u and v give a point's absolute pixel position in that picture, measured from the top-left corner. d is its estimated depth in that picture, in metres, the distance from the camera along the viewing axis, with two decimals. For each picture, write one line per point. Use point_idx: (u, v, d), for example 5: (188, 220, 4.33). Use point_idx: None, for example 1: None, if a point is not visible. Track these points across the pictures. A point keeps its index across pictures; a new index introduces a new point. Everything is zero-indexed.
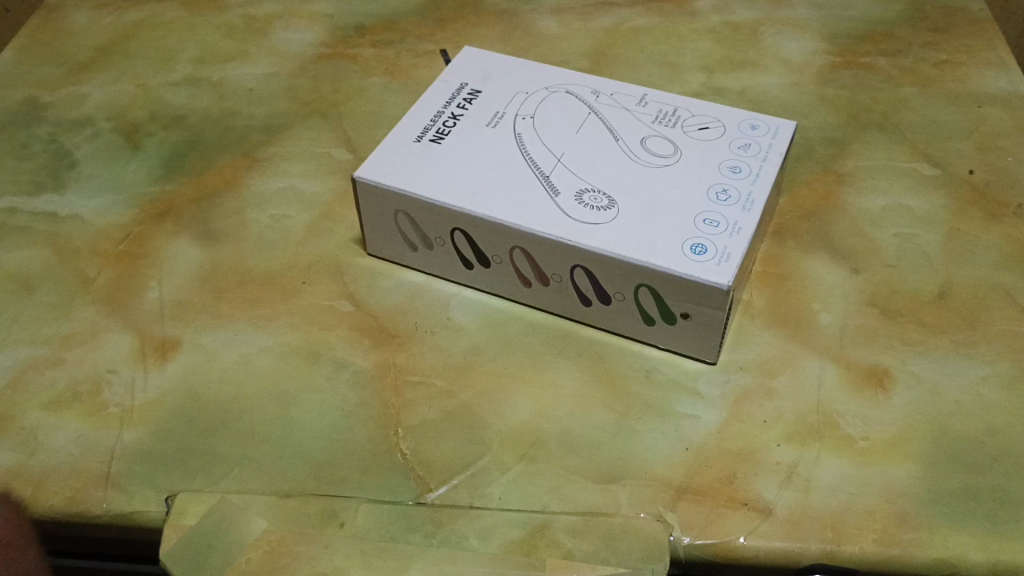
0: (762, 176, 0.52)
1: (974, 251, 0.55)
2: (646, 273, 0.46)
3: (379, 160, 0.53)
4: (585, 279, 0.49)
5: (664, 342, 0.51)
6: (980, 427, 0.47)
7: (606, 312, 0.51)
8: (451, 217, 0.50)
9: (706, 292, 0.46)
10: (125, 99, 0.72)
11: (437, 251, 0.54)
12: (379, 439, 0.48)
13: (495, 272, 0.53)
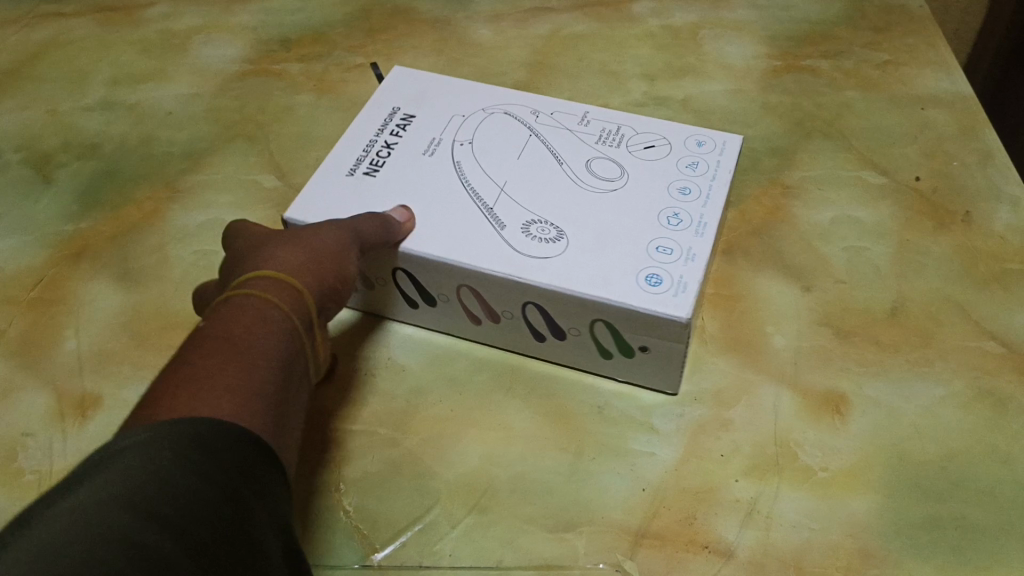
0: (712, 195, 0.49)
1: (924, 263, 0.55)
2: (599, 308, 0.44)
3: (307, 199, 0.49)
4: (537, 314, 0.47)
5: (624, 374, 0.49)
6: (940, 451, 0.46)
7: (562, 346, 0.49)
8: (390, 258, 0.47)
9: (663, 325, 0.43)
10: (34, 127, 0.67)
11: (379, 291, 0.51)
12: (321, 497, 0.45)
13: (442, 310, 0.50)
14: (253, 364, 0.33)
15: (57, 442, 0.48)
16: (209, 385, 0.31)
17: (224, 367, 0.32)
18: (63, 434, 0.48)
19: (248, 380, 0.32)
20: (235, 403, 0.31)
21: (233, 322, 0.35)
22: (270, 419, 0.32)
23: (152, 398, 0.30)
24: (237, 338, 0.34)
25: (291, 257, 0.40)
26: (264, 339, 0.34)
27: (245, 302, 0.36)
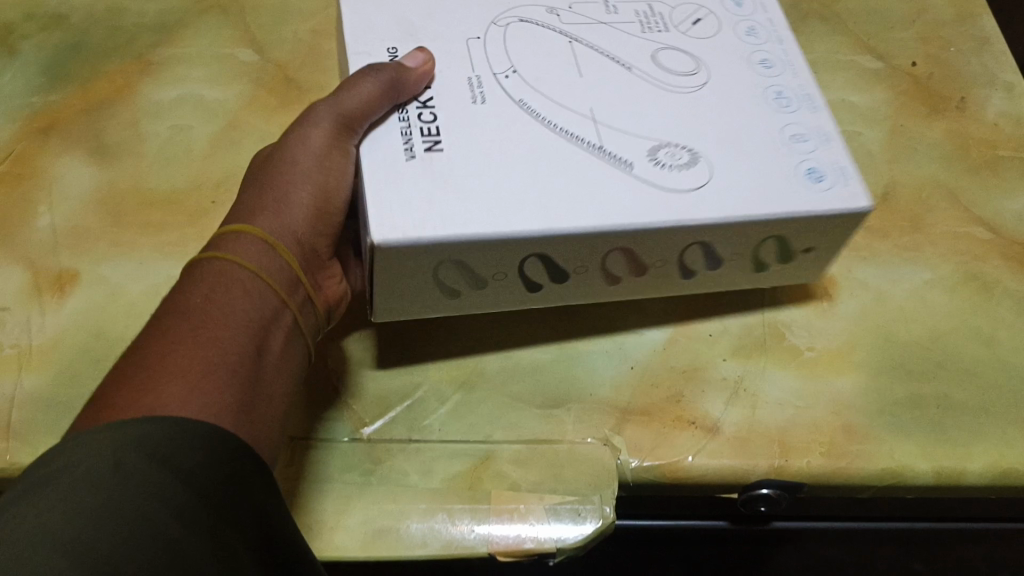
0: (793, 61, 0.45)
1: (916, 148, 0.54)
2: (782, 224, 0.40)
3: (385, 204, 0.37)
4: (696, 251, 0.41)
5: (759, 280, 0.45)
6: (925, 333, 0.46)
7: (709, 279, 0.44)
8: (525, 244, 0.38)
9: (829, 220, 0.40)
10: None
11: (490, 288, 0.41)
12: (304, 374, 0.44)
13: (570, 285, 0.42)
14: (201, 376, 0.32)
15: (34, 318, 0.48)
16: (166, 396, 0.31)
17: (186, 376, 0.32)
18: (40, 310, 0.48)
19: (206, 355, 0.33)
20: (197, 379, 0.32)
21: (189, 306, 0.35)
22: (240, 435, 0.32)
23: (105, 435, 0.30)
24: (213, 332, 0.34)
25: (219, 332, 0.34)
26: (224, 323, 0.34)
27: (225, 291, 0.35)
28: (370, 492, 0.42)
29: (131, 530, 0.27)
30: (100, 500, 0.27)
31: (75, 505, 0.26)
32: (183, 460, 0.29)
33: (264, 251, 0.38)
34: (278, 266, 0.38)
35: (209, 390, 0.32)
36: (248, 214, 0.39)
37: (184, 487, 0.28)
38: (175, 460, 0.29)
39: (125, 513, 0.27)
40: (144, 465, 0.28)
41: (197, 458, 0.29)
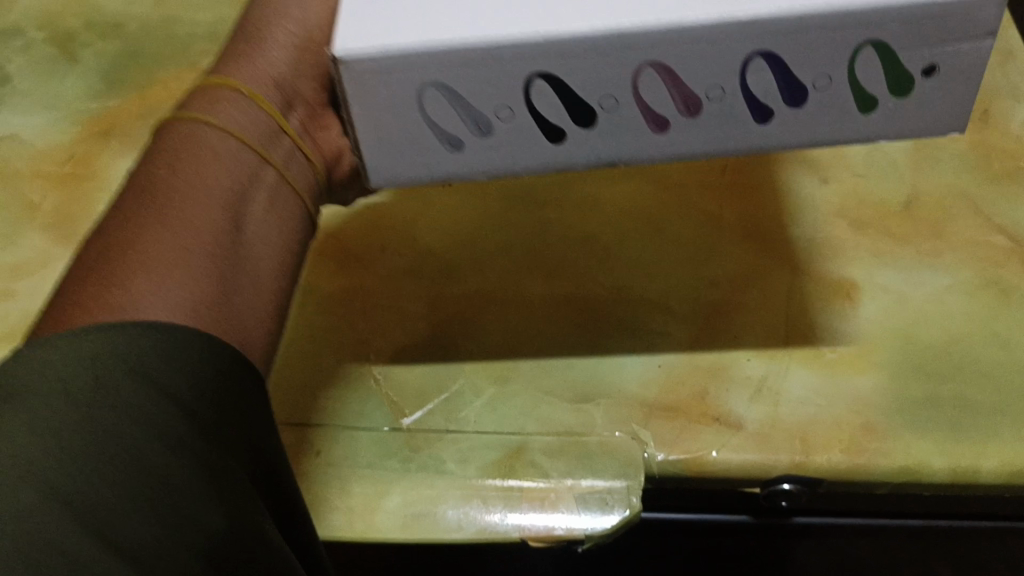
0: None
1: (939, 156, 0.56)
2: (880, 17, 0.32)
3: (357, 19, 0.33)
4: (764, 74, 0.33)
5: (869, 132, 0.35)
6: (944, 335, 0.48)
7: (798, 120, 0.35)
8: (525, 54, 0.32)
9: (975, 6, 0.31)
10: (53, 5, 0.68)
11: (500, 135, 0.35)
12: (351, 368, 0.48)
13: (605, 130, 0.35)
14: (172, 260, 0.33)
15: None
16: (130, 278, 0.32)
17: (146, 263, 0.32)
18: None
19: (172, 228, 0.34)
20: (160, 238, 0.33)
21: (155, 172, 0.36)
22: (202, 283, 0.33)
23: (67, 301, 0.31)
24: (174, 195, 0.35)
25: (186, 201, 0.35)
26: (187, 189, 0.35)
27: (193, 151, 0.37)
28: (409, 477, 0.44)
29: (126, 472, 0.27)
30: (89, 443, 0.27)
31: (58, 456, 0.26)
32: (162, 376, 0.28)
33: (240, 102, 0.39)
34: (255, 118, 0.39)
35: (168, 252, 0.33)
36: (230, 65, 0.41)
37: (171, 410, 0.28)
38: (163, 383, 0.28)
39: (120, 454, 0.27)
40: (129, 392, 0.27)
41: (167, 348, 0.29)
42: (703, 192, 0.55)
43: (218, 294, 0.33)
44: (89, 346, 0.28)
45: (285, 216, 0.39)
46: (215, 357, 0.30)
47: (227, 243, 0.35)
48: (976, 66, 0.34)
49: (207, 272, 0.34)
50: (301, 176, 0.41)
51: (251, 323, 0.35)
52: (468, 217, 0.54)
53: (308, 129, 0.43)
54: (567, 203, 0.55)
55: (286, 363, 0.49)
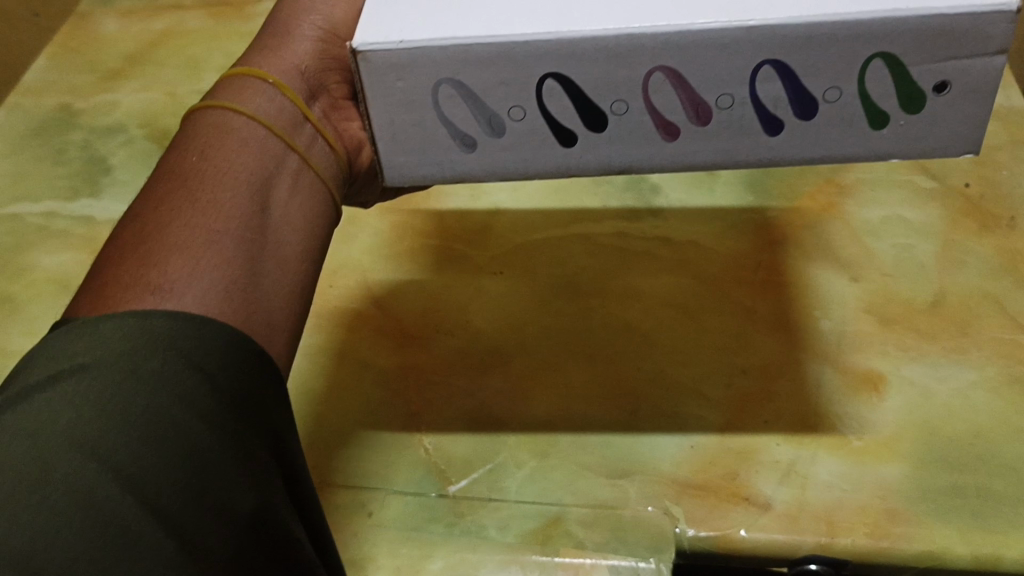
0: None
1: (966, 260, 0.58)
2: (889, 29, 0.35)
3: (379, 22, 0.38)
4: (773, 83, 0.37)
5: (880, 148, 0.38)
6: (969, 428, 0.50)
7: (805, 135, 0.38)
8: (542, 55, 0.36)
9: (986, 24, 0.35)
10: (156, 107, 0.77)
11: (515, 131, 0.39)
12: (403, 437, 0.52)
13: (617, 133, 0.38)
14: (199, 238, 0.36)
15: None
16: (165, 253, 0.35)
17: (179, 241, 0.36)
18: None
19: (198, 215, 0.37)
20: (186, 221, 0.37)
21: (187, 158, 0.39)
22: (230, 255, 0.37)
23: (106, 279, 0.35)
24: (200, 179, 0.38)
25: (217, 188, 0.38)
26: (215, 174, 0.39)
27: (223, 137, 0.40)
28: (453, 541, 0.48)
29: (169, 443, 0.30)
30: (138, 417, 0.29)
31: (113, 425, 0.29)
32: (198, 358, 0.32)
33: (266, 91, 0.43)
34: (280, 105, 0.43)
35: (192, 233, 0.36)
36: (258, 57, 0.45)
37: (208, 391, 0.31)
38: (199, 360, 0.32)
39: (165, 427, 0.30)
40: (172, 371, 0.31)
41: (203, 331, 0.32)
42: (740, 288, 0.58)
43: (244, 277, 0.36)
44: (134, 331, 0.31)
45: (310, 200, 0.42)
46: (241, 337, 0.34)
47: (256, 226, 0.38)
48: (988, 83, 0.36)
49: (235, 246, 0.37)
50: (325, 161, 0.44)
51: (275, 293, 0.38)
52: (520, 302, 0.59)
53: (331, 118, 0.46)
54: (610, 291, 0.59)
55: (346, 431, 0.53)
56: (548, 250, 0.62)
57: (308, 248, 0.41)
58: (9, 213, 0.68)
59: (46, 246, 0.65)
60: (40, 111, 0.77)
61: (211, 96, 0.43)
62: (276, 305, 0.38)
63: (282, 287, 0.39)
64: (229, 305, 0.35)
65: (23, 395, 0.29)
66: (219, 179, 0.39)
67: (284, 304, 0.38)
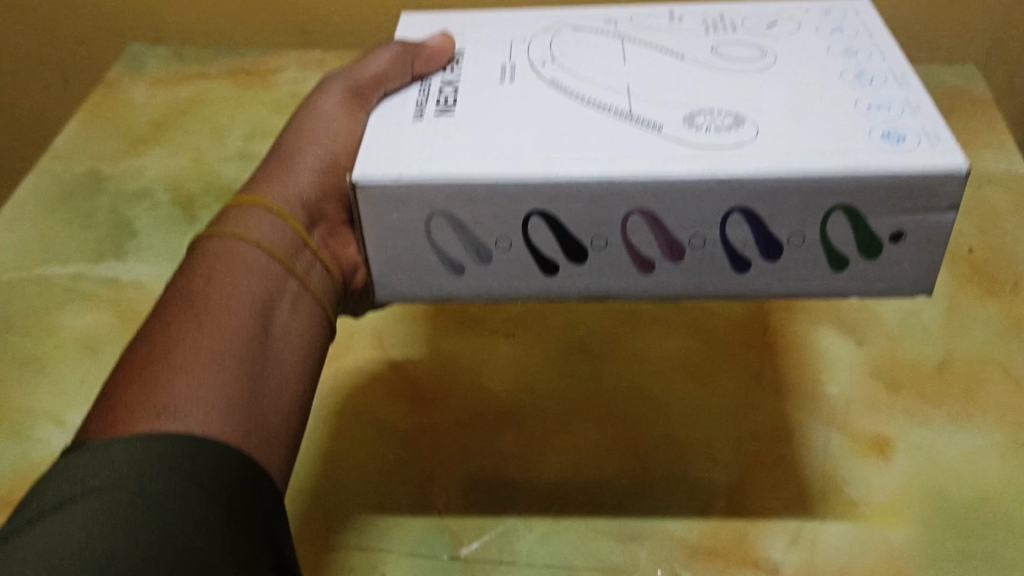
0: (896, 72, 0.47)
1: (972, 324, 0.59)
2: (850, 185, 0.40)
3: (375, 160, 0.43)
4: (741, 227, 0.42)
5: (839, 286, 0.44)
6: (976, 493, 0.50)
7: (770, 271, 0.44)
8: (532, 194, 0.41)
9: (938, 185, 0.40)
10: (181, 173, 0.79)
11: (499, 263, 0.44)
12: (417, 497, 0.53)
13: (595, 266, 0.44)
14: (207, 357, 0.39)
15: None
16: (175, 373, 0.38)
17: (188, 362, 0.39)
18: None
19: (205, 337, 0.40)
20: (194, 343, 0.40)
21: (196, 282, 0.43)
22: (237, 373, 0.40)
23: (115, 401, 0.37)
24: (208, 305, 0.42)
25: (223, 313, 0.42)
26: (222, 300, 0.42)
27: (230, 262, 0.44)
28: None
29: (172, 549, 0.32)
30: (143, 528, 0.32)
31: (122, 534, 0.31)
32: (201, 472, 0.35)
33: (271, 218, 0.47)
34: (282, 232, 0.47)
35: (198, 354, 0.39)
36: (261, 184, 0.49)
37: (215, 511, 0.34)
38: (202, 473, 0.35)
39: (167, 535, 0.32)
40: (175, 484, 0.33)
41: (207, 451, 0.35)
42: (746, 351, 0.60)
43: (246, 397, 0.40)
44: (140, 450, 0.34)
45: (306, 321, 0.46)
46: (238, 461, 0.36)
47: (257, 348, 0.42)
48: (942, 234, 0.42)
49: (240, 366, 0.40)
50: (321, 284, 0.48)
51: (274, 409, 0.42)
52: (530, 365, 0.61)
53: (329, 243, 0.51)
54: (618, 355, 0.61)
55: (360, 491, 0.53)
56: (558, 315, 0.64)
57: (303, 365, 0.45)
58: (38, 275, 0.70)
59: (73, 308, 0.67)
60: (70, 176, 0.80)
61: (220, 219, 0.47)
62: (276, 420, 0.41)
63: (281, 403, 0.42)
64: (235, 423, 0.38)
65: (35, 518, 0.32)
66: (226, 304, 0.42)
67: (282, 418, 0.42)
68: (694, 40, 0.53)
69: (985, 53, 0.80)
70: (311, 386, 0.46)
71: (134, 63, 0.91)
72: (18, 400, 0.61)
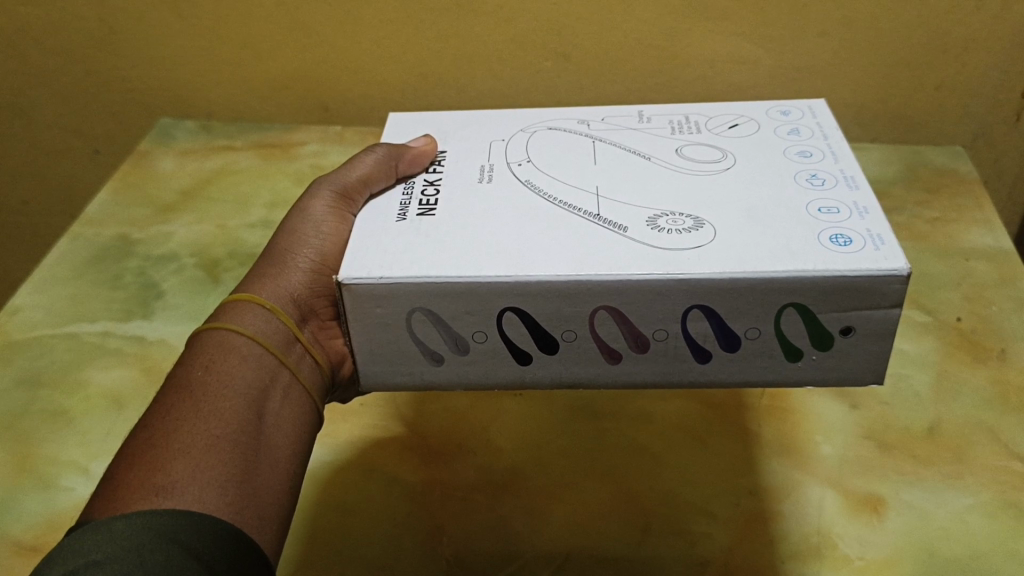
0: (845, 178, 0.51)
1: (961, 390, 0.62)
2: (799, 286, 0.44)
3: (361, 261, 0.47)
4: (701, 321, 0.45)
5: (795, 376, 0.48)
6: (966, 550, 0.52)
7: (731, 362, 0.47)
8: (504, 294, 0.45)
9: (883, 283, 0.43)
10: (207, 238, 0.84)
11: (475, 353, 0.48)
12: (425, 547, 0.55)
13: (565, 356, 0.48)
14: (203, 441, 0.42)
15: None
16: (171, 456, 0.41)
17: (183, 445, 0.42)
18: None
19: (200, 422, 0.43)
20: (190, 429, 0.43)
21: (194, 372, 0.46)
22: (230, 454, 0.42)
23: (116, 483, 0.40)
24: (204, 392, 0.45)
25: (219, 399, 0.45)
26: (217, 387, 0.45)
27: (225, 353, 0.47)
28: None
29: None
30: None
31: None
32: (198, 547, 0.37)
33: (264, 314, 0.50)
34: (275, 326, 0.50)
35: (194, 439, 0.42)
36: (255, 283, 0.52)
37: None
38: (198, 548, 0.37)
39: None
40: (174, 557, 0.36)
41: (205, 526, 0.38)
42: (746, 412, 0.62)
43: (239, 475, 0.42)
44: (142, 527, 0.37)
45: (297, 409, 0.49)
46: (235, 535, 0.39)
47: (252, 430, 0.44)
48: (889, 328, 0.45)
49: (234, 448, 0.43)
50: (309, 374, 0.51)
51: (267, 489, 0.44)
52: (534, 425, 0.63)
53: (318, 338, 0.53)
54: (621, 416, 0.63)
55: (371, 540, 0.56)
56: None
57: (296, 449, 0.47)
58: (67, 332, 0.74)
59: (100, 364, 0.71)
60: (100, 240, 0.84)
61: (215, 316, 0.50)
62: (268, 499, 0.44)
63: (274, 483, 0.45)
64: (226, 499, 0.41)
65: None
66: (222, 391, 0.45)
67: (275, 498, 0.44)
68: (658, 139, 0.58)
69: (971, 136, 0.85)
70: (304, 470, 0.48)
71: (164, 137, 0.96)
72: (45, 451, 0.63)
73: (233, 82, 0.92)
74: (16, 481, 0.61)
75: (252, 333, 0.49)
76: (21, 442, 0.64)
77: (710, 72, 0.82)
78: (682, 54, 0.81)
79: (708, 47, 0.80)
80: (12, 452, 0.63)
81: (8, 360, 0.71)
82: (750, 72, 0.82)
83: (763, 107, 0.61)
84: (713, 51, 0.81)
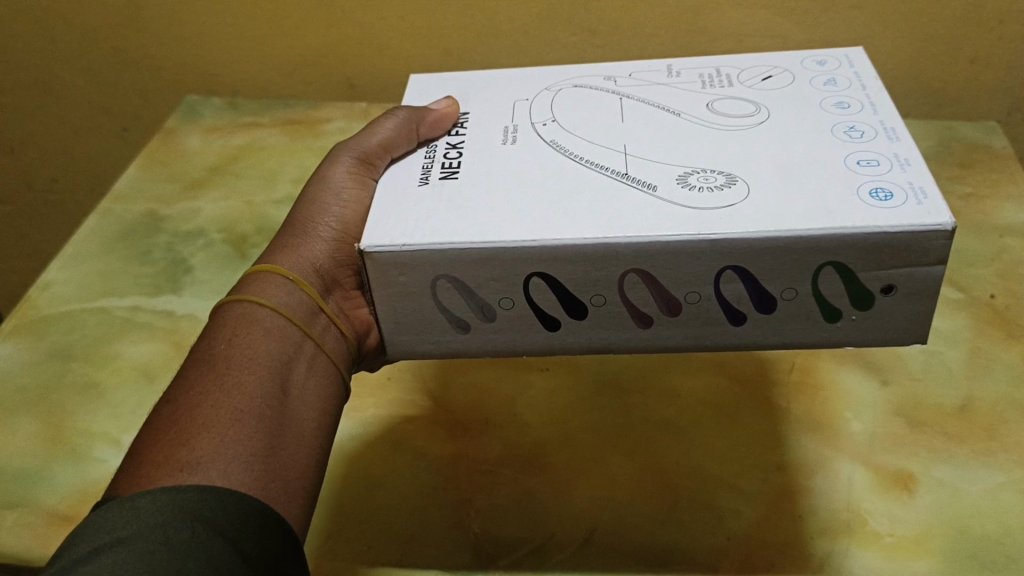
0: (882, 131, 0.50)
1: (994, 367, 0.61)
2: (837, 246, 0.43)
3: (383, 228, 0.47)
4: (734, 284, 0.45)
5: (833, 336, 0.47)
6: (999, 528, 0.51)
7: (766, 324, 0.47)
8: (530, 259, 0.45)
9: (925, 239, 0.42)
10: (235, 215, 0.84)
11: (505, 318, 0.48)
12: (455, 520, 0.55)
13: (597, 319, 0.48)
14: (227, 416, 0.43)
15: None
16: (195, 430, 0.41)
17: (207, 419, 0.42)
18: None
19: (224, 397, 0.43)
20: (213, 403, 0.43)
21: (217, 347, 0.46)
22: (255, 428, 0.43)
23: (141, 459, 0.41)
24: (227, 367, 0.45)
25: (243, 372, 0.45)
26: (240, 361, 0.45)
27: (248, 326, 0.47)
28: None
29: None
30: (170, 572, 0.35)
31: None
32: (222, 523, 0.38)
33: (287, 286, 0.50)
34: (298, 298, 0.50)
35: (217, 414, 0.42)
36: (278, 255, 0.52)
37: (234, 554, 0.37)
38: (222, 524, 0.38)
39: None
40: (197, 534, 0.37)
41: (229, 502, 0.39)
42: (776, 388, 0.62)
43: (264, 449, 0.42)
44: (165, 503, 0.37)
45: (322, 381, 0.49)
46: (260, 510, 0.39)
47: (276, 403, 0.45)
48: (931, 286, 0.45)
49: (257, 420, 0.43)
50: (335, 346, 0.51)
51: (293, 461, 0.44)
52: (561, 400, 0.63)
53: (343, 309, 0.53)
54: (649, 390, 0.63)
55: (400, 512, 0.56)
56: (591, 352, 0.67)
57: (322, 421, 0.48)
58: (98, 307, 0.74)
59: (131, 337, 0.71)
60: (129, 216, 0.85)
61: (238, 290, 0.50)
62: (295, 473, 0.44)
63: (301, 456, 0.45)
64: (252, 474, 0.41)
65: (67, 568, 0.35)
66: (245, 365, 0.45)
67: (302, 472, 0.44)
68: (688, 94, 0.57)
69: (1007, 111, 0.83)
70: (331, 442, 0.49)
71: (191, 114, 0.96)
72: (78, 422, 0.64)
73: (258, 58, 0.92)
74: (50, 452, 0.62)
75: (275, 305, 0.49)
76: (54, 414, 0.65)
77: (739, 46, 0.81)
78: (711, 28, 0.80)
79: (738, 21, 0.79)
80: (45, 425, 0.64)
81: (40, 333, 0.72)
82: (779, 47, 0.81)
83: (797, 57, 0.60)
84: (741, 24, 0.79)
